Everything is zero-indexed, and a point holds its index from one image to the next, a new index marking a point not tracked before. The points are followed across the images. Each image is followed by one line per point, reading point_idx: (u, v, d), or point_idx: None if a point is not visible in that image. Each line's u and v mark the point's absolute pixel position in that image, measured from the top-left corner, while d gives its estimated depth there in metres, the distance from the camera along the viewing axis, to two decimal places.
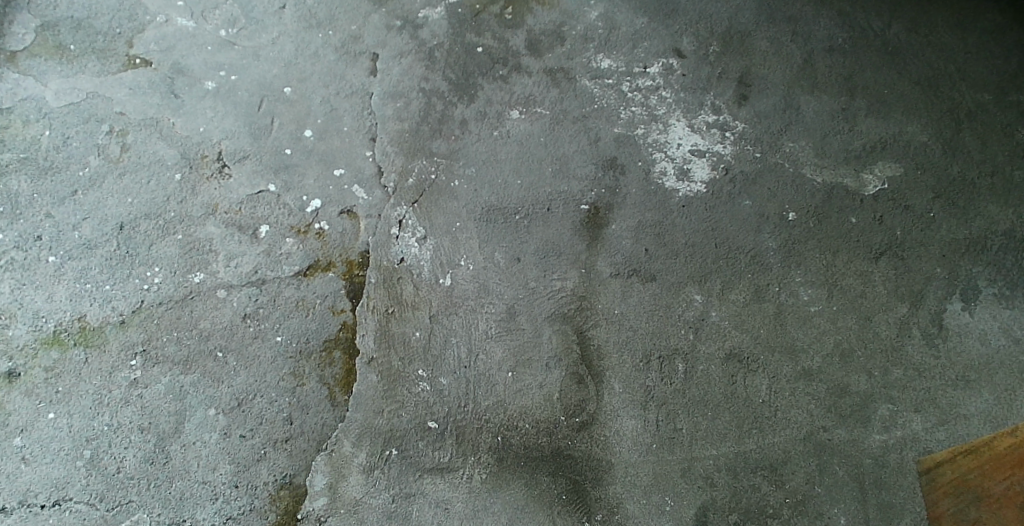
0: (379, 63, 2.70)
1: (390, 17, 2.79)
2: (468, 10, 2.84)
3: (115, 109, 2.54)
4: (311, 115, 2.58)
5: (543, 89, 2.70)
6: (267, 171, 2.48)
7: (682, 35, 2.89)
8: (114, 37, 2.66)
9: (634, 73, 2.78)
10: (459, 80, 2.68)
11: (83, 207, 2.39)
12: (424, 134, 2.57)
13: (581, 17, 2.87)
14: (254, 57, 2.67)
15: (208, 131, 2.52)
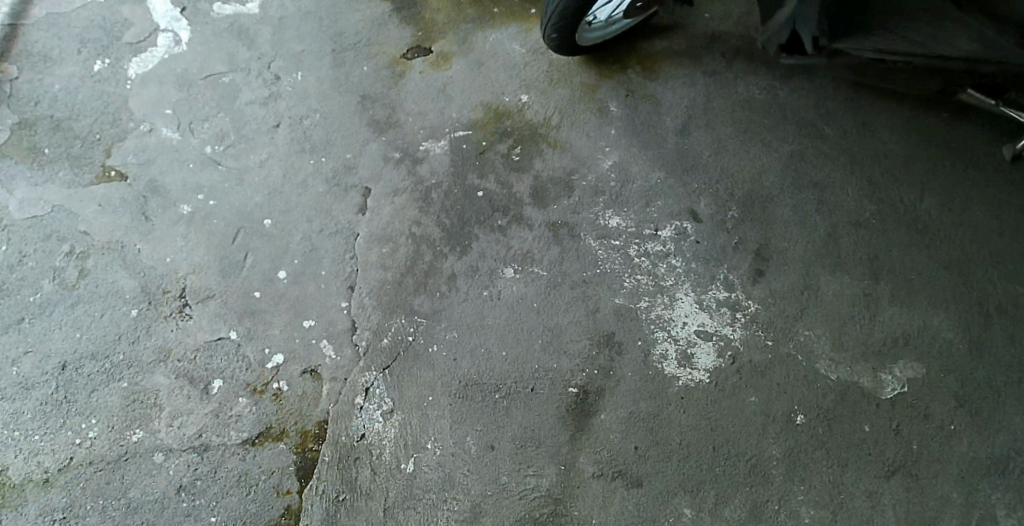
0: (370, 199, 2.50)
1: (389, 148, 2.61)
2: (473, 146, 2.65)
3: (79, 227, 2.36)
4: (289, 253, 2.39)
5: (543, 245, 2.48)
6: (231, 314, 2.28)
7: (700, 195, 2.69)
8: (93, 143, 2.50)
9: (644, 235, 2.56)
10: (453, 227, 2.48)
11: (25, 340, 2.21)
12: (408, 287, 2.36)
13: (593, 165, 2.67)
14: (236, 181, 2.48)
15: (174, 262, 2.33)
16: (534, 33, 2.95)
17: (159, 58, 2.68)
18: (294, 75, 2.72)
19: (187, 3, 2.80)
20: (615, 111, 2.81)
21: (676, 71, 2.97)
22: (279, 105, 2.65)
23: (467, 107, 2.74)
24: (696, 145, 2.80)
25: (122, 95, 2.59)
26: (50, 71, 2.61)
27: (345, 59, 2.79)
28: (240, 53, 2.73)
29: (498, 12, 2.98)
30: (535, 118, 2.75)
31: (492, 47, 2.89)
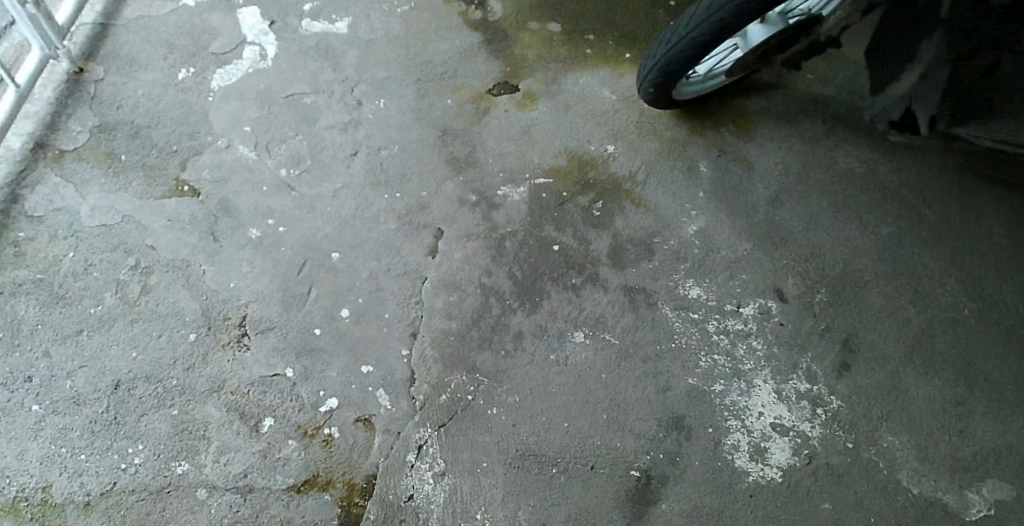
0: (441, 241, 2.40)
1: (466, 189, 2.50)
2: (552, 195, 2.53)
3: (147, 241, 2.31)
4: (353, 291, 2.29)
5: (617, 311, 2.35)
6: (289, 350, 2.20)
7: (787, 272, 2.53)
8: (169, 154, 2.45)
9: (725, 311, 2.42)
10: (525, 281, 2.36)
11: (82, 353, 2.15)
12: (472, 341, 2.26)
13: (677, 229, 2.53)
14: (308, 208, 2.41)
15: (237, 288, 2.26)
16: (626, 79, 2.82)
17: (243, 72, 2.63)
18: (376, 101, 2.64)
19: (276, 18, 2.77)
20: (705, 172, 2.66)
21: (772, 134, 2.80)
22: (358, 132, 2.57)
23: (550, 152, 2.62)
24: (787, 217, 2.64)
25: (203, 107, 2.55)
26: (134, 75, 2.58)
27: (429, 89, 2.70)
28: (323, 74, 2.67)
29: (590, 54, 2.87)
30: (620, 171, 2.61)
31: (581, 90, 2.77)
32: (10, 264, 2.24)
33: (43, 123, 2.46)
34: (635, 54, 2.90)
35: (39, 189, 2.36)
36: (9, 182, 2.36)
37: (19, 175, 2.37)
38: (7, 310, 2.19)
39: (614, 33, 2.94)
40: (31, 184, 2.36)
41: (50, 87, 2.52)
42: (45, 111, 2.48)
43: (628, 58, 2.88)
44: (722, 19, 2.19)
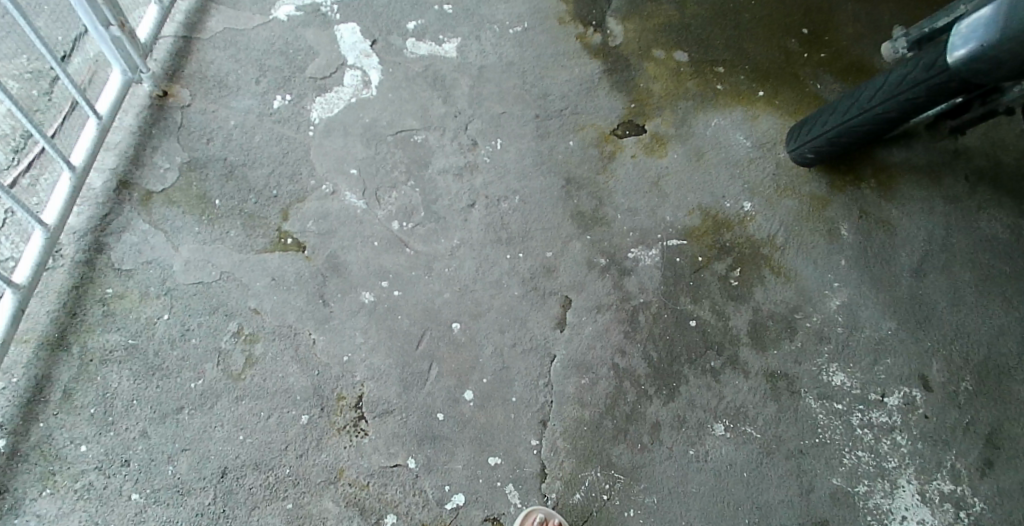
0: (570, 313, 2.19)
1: (595, 251, 2.29)
2: (688, 260, 2.31)
3: (249, 303, 2.07)
4: (478, 369, 2.10)
5: (759, 400, 2.16)
6: (410, 438, 2.00)
7: (932, 356, 2.31)
8: (268, 200, 2.19)
9: (870, 401, 2.23)
10: (661, 363, 2.16)
11: (184, 435, 1.93)
12: (607, 432, 2.07)
13: (819, 303, 2.32)
14: (425, 269, 2.18)
15: (351, 362, 2.05)
16: (761, 122, 2.57)
17: (345, 101, 2.36)
18: (492, 142, 2.39)
19: (378, 36, 2.48)
20: (847, 236, 2.44)
21: (916, 193, 2.54)
22: (475, 179, 2.33)
23: (683, 209, 2.39)
24: (931, 291, 2.41)
25: (304, 143, 2.28)
26: (226, 102, 2.29)
27: (550, 129, 2.45)
28: (434, 107, 2.41)
29: (721, 91, 2.61)
30: (757, 233, 2.39)
31: (714, 135, 2.53)
32: (98, 326, 1.99)
33: (126, 157, 2.17)
34: (769, 92, 2.63)
35: (126, 237, 2.09)
36: (91, 228, 2.07)
37: (102, 220, 2.09)
38: (98, 381, 1.95)
39: (745, 66, 2.67)
40: (116, 231, 2.09)
41: (131, 112, 2.23)
42: (127, 142, 2.19)
43: (761, 97, 2.62)
44: (915, 98, 1.94)
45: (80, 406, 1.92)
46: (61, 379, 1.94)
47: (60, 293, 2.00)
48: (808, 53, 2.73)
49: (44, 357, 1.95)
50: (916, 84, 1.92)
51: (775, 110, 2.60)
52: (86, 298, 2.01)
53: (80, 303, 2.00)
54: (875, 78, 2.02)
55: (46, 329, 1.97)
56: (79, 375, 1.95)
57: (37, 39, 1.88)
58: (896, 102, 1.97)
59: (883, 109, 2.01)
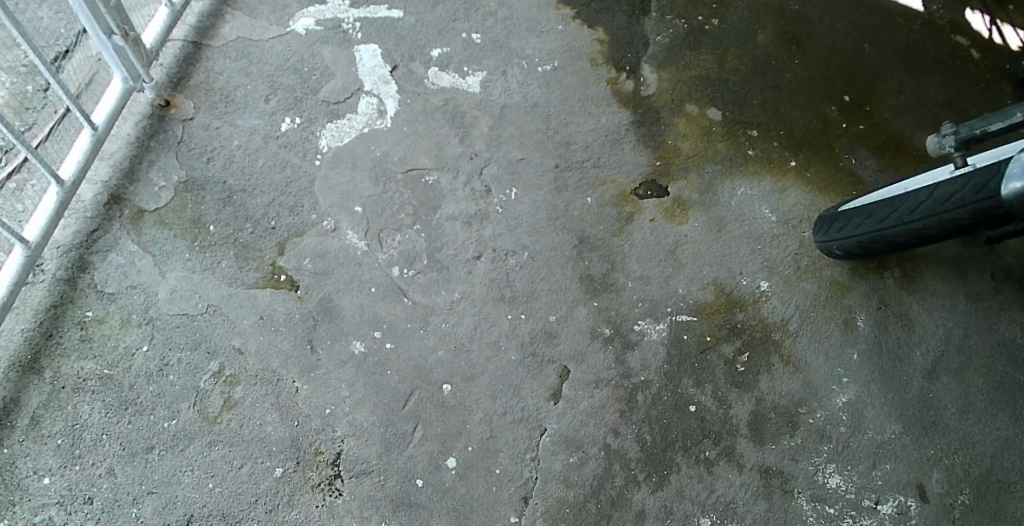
0: (567, 385, 2.11)
1: (599, 319, 2.19)
2: (695, 339, 2.21)
3: (234, 341, 1.98)
4: (464, 436, 2.01)
5: (750, 497, 2.08)
6: (386, 502, 1.93)
7: (934, 466, 2.17)
8: (265, 232, 2.09)
9: (862, 508, 2.12)
10: (655, 448, 2.08)
11: (151, 476, 1.86)
12: (589, 516, 1.99)
13: (825, 398, 2.21)
14: (421, 322, 2.09)
15: (333, 416, 1.97)
16: (789, 196, 2.44)
17: (357, 130, 2.25)
18: (507, 190, 2.29)
19: (399, 62, 2.37)
20: (863, 328, 2.30)
21: (939, 287, 2.39)
22: (484, 228, 2.23)
23: (697, 283, 2.28)
24: (941, 394, 2.25)
25: (309, 172, 2.17)
26: (232, 119, 2.19)
27: (568, 181, 2.34)
28: (449, 146, 2.30)
29: (751, 156, 2.48)
30: (771, 316, 2.28)
31: (738, 205, 2.41)
32: (73, 350, 1.91)
33: (120, 170, 2.08)
34: (801, 162, 2.50)
35: (113, 256, 2.00)
36: (76, 244, 1.99)
37: (88, 237, 2.00)
38: (69, 410, 1.86)
39: (780, 131, 2.54)
40: (101, 249, 2.00)
41: (130, 121, 2.14)
42: (123, 153, 2.10)
43: (793, 167, 2.49)
44: (957, 220, 1.94)
45: (47, 436, 1.84)
46: (30, 404, 1.85)
47: (37, 311, 1.91)
48: (847, 123, 2.58)
49: (14, 378, 1.86)
50: (961, 205, 1.93)
51: (806, 183, 2.47)
52: (63, 319, 1.92)
53: (56, 325, 1.91)
54: (919, 191, 2.03)
55: (18, 348, 1.88)
56: (50, 401, 1.86)
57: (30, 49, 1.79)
58: (937, 220, 1.98)
59: (922, 224, 2.01)
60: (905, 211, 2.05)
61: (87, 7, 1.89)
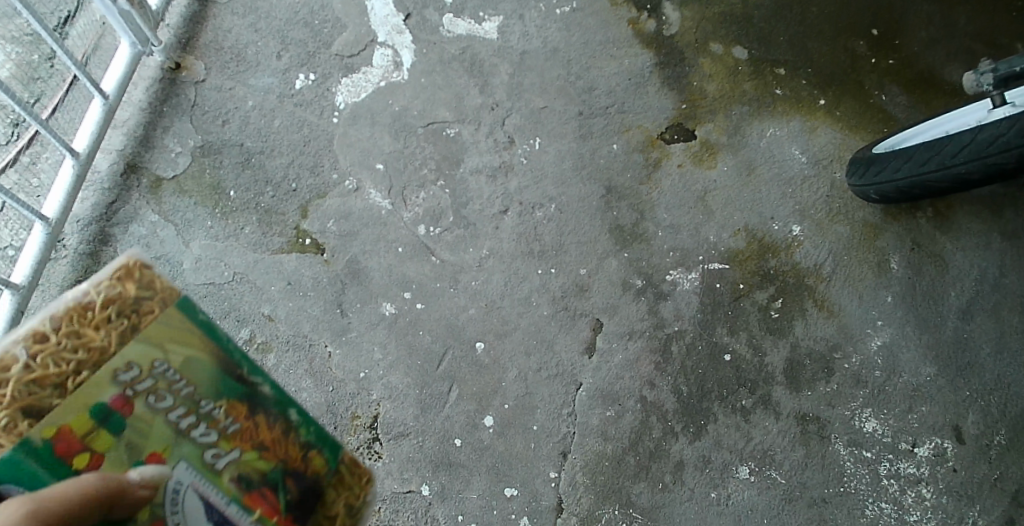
0: (601, 338, 2.08)
1: (631, 270, 2.15)
2: (727, 287, 2.17)
3: (263, 308, 1.96)
4: (500, 394, 2.00)
5: (787, 443, 2.08)
6: (426, 463, 1.93)
7: (969, 406, 2.16)
8: (287, 194, 2.05)
9: (899, 450, 2.12)
10: (691, 399, 2.07)
11: None
12: (628, 468, 2.00)
13: (859, 342, 2.19)
14: (450, 281, 2.05)
15: (367, 380, 1.95)
16: (819, 135, 2.34)
17: (374, 84, 2.17)
18: (530, 140, 2.22)
19: (412, 9, 2.26)
20: (896, 270, 2.25)
21: (972, 225, 2.30)
22: (510, 182, 2.17)
23: (728, 229, 2.22)
24: (976, 335, 2.21)
25: (327, 130, 2.11)
26: (243, 79, 2.13)
27: (593, 128, 2.26)
28: (469, 96, 2.22)
29: (779, 96, 2.36)
30: (804, 261, 2.23)
31: (767, 147, 2.31)
32: None
33: (134, 138, 2.04)
34: (831, 101, 2.37)
35: (135, 228, 1.98)
36: (96, 217, 1.97)
37: (108, 209, 1.98)
38: None
39: (808, 68, 2.40)
40: (122, 221, 1.98)
41: (140, 86, 2.09)
42: (135, 120, 2.06)
43: (822, 106, 2.36)
44: (1003, 163, 1.96)
45: None
46: None
47: (63, 288, 1.90)
48: (876, 57, 2.42)
49: None
50: (1006, 148, 1.94)
51: (836, 121, 2.35)
52: None
53: None
54: (962, 134, 2.01)
55: None
56: None
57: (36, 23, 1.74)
58: (981, 163, 1.99)
59: (966, 168, 2.01)
60: (946, 154, 2.03)
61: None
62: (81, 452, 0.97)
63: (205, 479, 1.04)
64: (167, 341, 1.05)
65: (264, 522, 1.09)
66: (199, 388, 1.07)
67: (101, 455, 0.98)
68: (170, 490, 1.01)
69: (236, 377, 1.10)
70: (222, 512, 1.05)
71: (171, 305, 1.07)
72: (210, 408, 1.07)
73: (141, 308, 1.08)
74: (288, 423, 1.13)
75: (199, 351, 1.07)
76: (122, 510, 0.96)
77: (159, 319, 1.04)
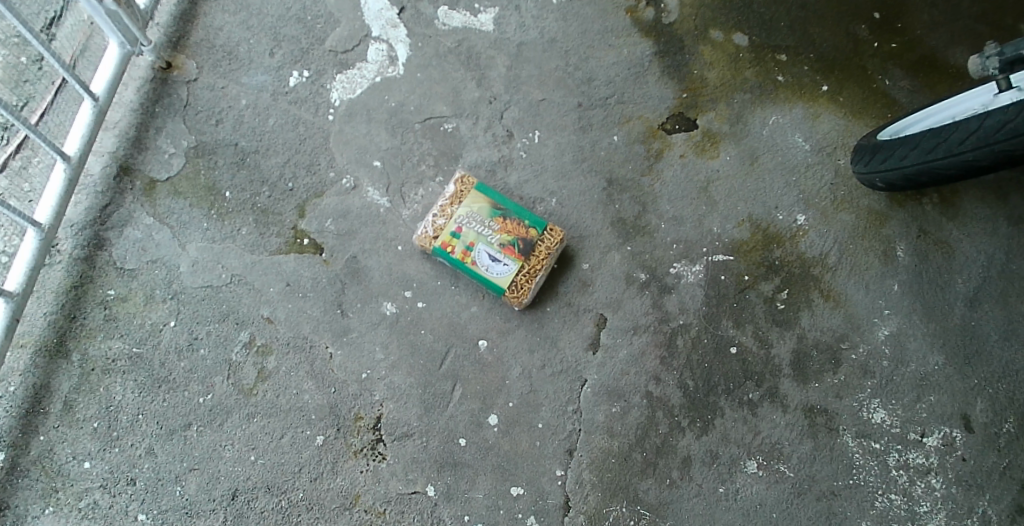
0: (605, 333, 2.05)
1: (634, 263, 2.11)
2: (732, 279, 2.14)
3: (262, 311, 1.94)
4: (504, 392, 1.98)
5: (795, 436, 2.07)
6: (430, 464, 1.92)
7: (978, 395, 2.13)
8: (283, 194, 2.02)
9: (908, 441, 2.10)
10: (697, 393, 2.05)
11: (192, 453, 1.86)
12: (635, 465, 1.99)
13: (866, 332, 2.16)
14: (451, 278, 2.02)
15: (369, 380, 1.94)
16: (822, 122, 2.30)
17: (369, 80, 2.13)
18: (529, 133, 2.18)
19: (406, 2, 2.21)
20: (903, 258, 2.21)
21: (978, 210, 2.24)
22: (509, 176, 2.14)
23: (732, 220, 2.19)
24: (984, 322, 2.17)
25: (323, 128, 2.08)
26: (237, 77, 2.09)
27: (593, 120, 2.22)
28: (467, 90, 2.18)
29: (782, 83, 2.31)
30: (809, 250, 2.19)
31: (770, 135, 2.27)
32: (100, 331, 1.90)
33: (126, 139, 2.01)
34: (834, 86, 2.33)
35: (130, 231, 1.95)
36: (90, 221, 1.94)
37: (102, 212, 1.95)
38: (101, 391, 1.87)
39: (810, 54, 2.34)
40: (117, 225, 1.95)
41: (131, 86, 2.05)
42: (127, 121, 2.02)
43: (825, 92, 2.32)
44: (1011, 150, 1.89)
45: (82, 419, 1.85)
46: (61, 389, 1.86)
47: (58, 294, 1.90)
48: (879, 41, 2.37)
49: (42, 364, 1.86)
50: (1015, 134, 1.87)
51: (839, 108, 2.31)
52: (85, 301, 1.90)
53: (79, 306, 1.90)
54: (969, 120, 1.95)
55: (44, 333, 1.88)
56: (81, 385, 1.87)
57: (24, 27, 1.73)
58: (989, 151, 1.92)
59: (972, 156, 1.95)
60: (953, 141, 1.98)
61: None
62: (438, 243, 1.97)
63: (487, 247, 1.97)
64: (466, 206, 2.00)
65: (519, 262, 1.98)
66: (478, 218, 1.99)
67: (444, 243, 1.97)
68: (473, 252, 1.97)
69: (499, 208, 2.01)
70: (492, 258, 1.97)
71: (472, 190, 2.02)
72: (488, 223, 1.99)
73: (459, 192, 2.03)
74: (521, 219, 2.01)
75: (481, 204, 2.01)
76: (446, 254, 1.97)
77: (468, 196, 2.01)
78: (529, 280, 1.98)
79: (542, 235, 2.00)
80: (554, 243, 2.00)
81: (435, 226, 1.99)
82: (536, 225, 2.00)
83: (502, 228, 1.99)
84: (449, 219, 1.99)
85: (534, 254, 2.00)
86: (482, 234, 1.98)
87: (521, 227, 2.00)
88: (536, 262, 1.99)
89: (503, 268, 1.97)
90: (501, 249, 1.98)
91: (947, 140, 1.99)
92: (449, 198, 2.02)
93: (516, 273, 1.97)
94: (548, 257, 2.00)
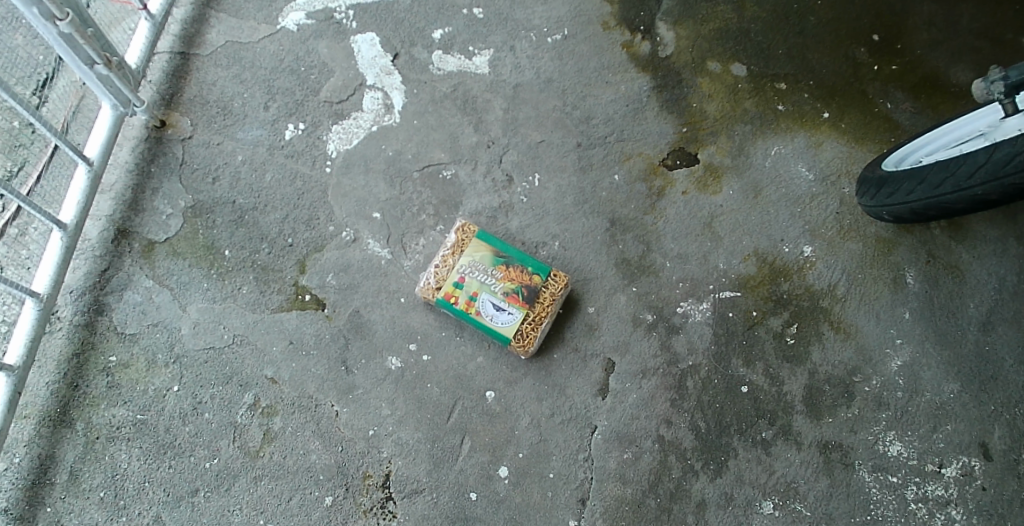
0: (613, 378, 2.02)
1: (640, 305, 2.08)
2: (740, 316, 2.11)
3: (265, 371, 1.92)
4: (513, 443, 1.95)
5: (810, 474, 2.03)
6: (441, 520, 1.89)
7: (996, 421, 2.09)
8: (283, 250, 2.00)
9: (926, 473, 2.06)
10: (709, 434, 2.02)
11: (201, 520, 1.84)
12: (649, 511, 1.96)
13: (880, 363, 2.12)
14: (456, 328, 1.99)
15: (377, 437, 1.92)
16: (825, 150, 2.26)
17: (365, 129, 2.12)
18: (529, 176, 2.15)
19: (399, 49, 2.20)
20: (913, 285, 2.17)
21: (987, 231, 2.21)
22: (511, 221, 2.11)
23: (737, 255, 2.16)
24: (998, 347, 2.13)
25: (320, 181, 2.06)
26: (232, 132, 2.08)
27: (593, 159, 2.20)
28: (464, 135, 2.16)
29: (782, 112, 2.28)
30: (818, 282, 2.15)
31: (773, 166, 2.24)
32: (103, 399, 1.88)
33: (123, 202, 2.00)
34: (835, 113, 2.29)
35: (130, 294, 1.94)
36: (89, 286, 1.93)
37: (101, 277, 1.94)
38: (106, 460, 1.85)
39: (809, 81, 2.31)
40: (117, 289, 1.94)
41: (125, 147, 2.04)
42: (123, 183, 2.01)
43: (827, 119, 2.28)
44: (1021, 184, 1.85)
45: (88, 490, 1.83)
46: (65, 459, 1.84)
47: (59, 363, 1.88)
48: (879, 64, 2.33)
49: (46, 434, 1.85)
50: None
51: (842, 134, 2.28)
52: (87, 369, 1.89)
53: (81, 374, 1.88)
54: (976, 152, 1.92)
55: (46, 403, 1.86)
56: (86, 454, 1.85)
57: (15, 102, 1.71)
58: (998, 185, 1.88)
59: (982, 190, 1.91)
60: (962, 175, 1.94)
61: (65, 43, 1.78)
62: (442, 295, 1.95)
63: (491, 296, 1.95)
64: (468, 255, 1.98)
65: (523, 309, 1.95)
66: (481, 266, 1.97)
67: (447, 294, 1.94)
68: (477, 302, 1.94)
69: (500, 256, 1.98)
70: (496, 307, 1.94)
71: (474, 239, 2.00)
72: (491, 271, 1.96)
73: (461, 242, 2.00)
74: (524, 266, 1.98)
75: (482, 252, 1.98)
76: (450, 306, 1.94)
77: (470, 245, 1.99)
78: (534, 328, 1.95)
79: (546, 282, 1.97)
80: (558, 289, 1.97)
81: (438, 277, 1.97)
82: (539, 270, 1.97)
83: (506, 276, 1.97)
84: (452, 269, 1.97)
85: (539, 300, 1.97)
86: (485, 282, 1.96)
87: (525, 274, 1.97)
88: (540, 310, 1.96)
89: (508, 317, 1.94)
90: (505, 298, 1.95)
91: (956, 175, 1.96)
92: (450, 248, 2.00)
93: (521, 321, 1.94)
94: (553, 303, 1.98)
